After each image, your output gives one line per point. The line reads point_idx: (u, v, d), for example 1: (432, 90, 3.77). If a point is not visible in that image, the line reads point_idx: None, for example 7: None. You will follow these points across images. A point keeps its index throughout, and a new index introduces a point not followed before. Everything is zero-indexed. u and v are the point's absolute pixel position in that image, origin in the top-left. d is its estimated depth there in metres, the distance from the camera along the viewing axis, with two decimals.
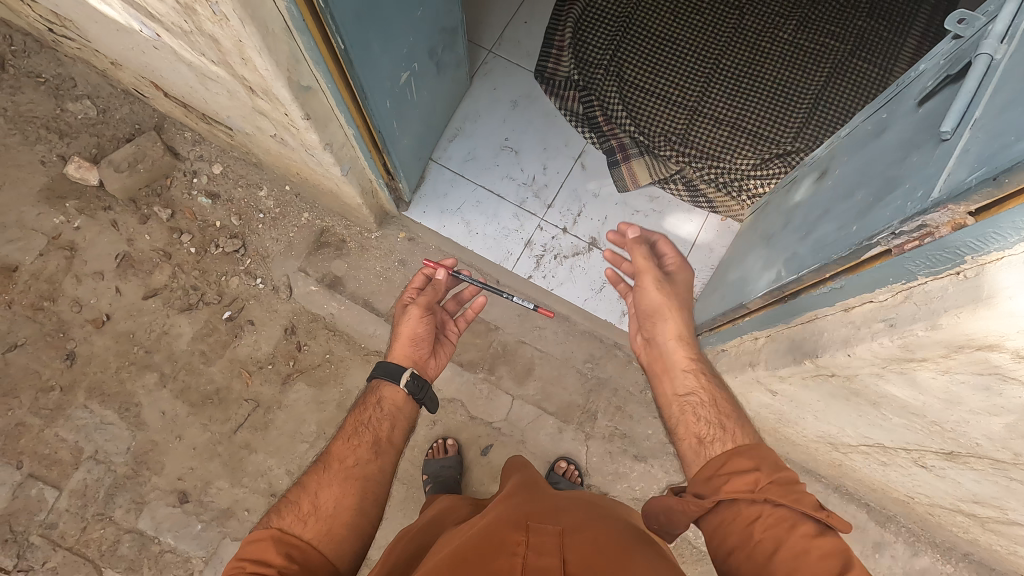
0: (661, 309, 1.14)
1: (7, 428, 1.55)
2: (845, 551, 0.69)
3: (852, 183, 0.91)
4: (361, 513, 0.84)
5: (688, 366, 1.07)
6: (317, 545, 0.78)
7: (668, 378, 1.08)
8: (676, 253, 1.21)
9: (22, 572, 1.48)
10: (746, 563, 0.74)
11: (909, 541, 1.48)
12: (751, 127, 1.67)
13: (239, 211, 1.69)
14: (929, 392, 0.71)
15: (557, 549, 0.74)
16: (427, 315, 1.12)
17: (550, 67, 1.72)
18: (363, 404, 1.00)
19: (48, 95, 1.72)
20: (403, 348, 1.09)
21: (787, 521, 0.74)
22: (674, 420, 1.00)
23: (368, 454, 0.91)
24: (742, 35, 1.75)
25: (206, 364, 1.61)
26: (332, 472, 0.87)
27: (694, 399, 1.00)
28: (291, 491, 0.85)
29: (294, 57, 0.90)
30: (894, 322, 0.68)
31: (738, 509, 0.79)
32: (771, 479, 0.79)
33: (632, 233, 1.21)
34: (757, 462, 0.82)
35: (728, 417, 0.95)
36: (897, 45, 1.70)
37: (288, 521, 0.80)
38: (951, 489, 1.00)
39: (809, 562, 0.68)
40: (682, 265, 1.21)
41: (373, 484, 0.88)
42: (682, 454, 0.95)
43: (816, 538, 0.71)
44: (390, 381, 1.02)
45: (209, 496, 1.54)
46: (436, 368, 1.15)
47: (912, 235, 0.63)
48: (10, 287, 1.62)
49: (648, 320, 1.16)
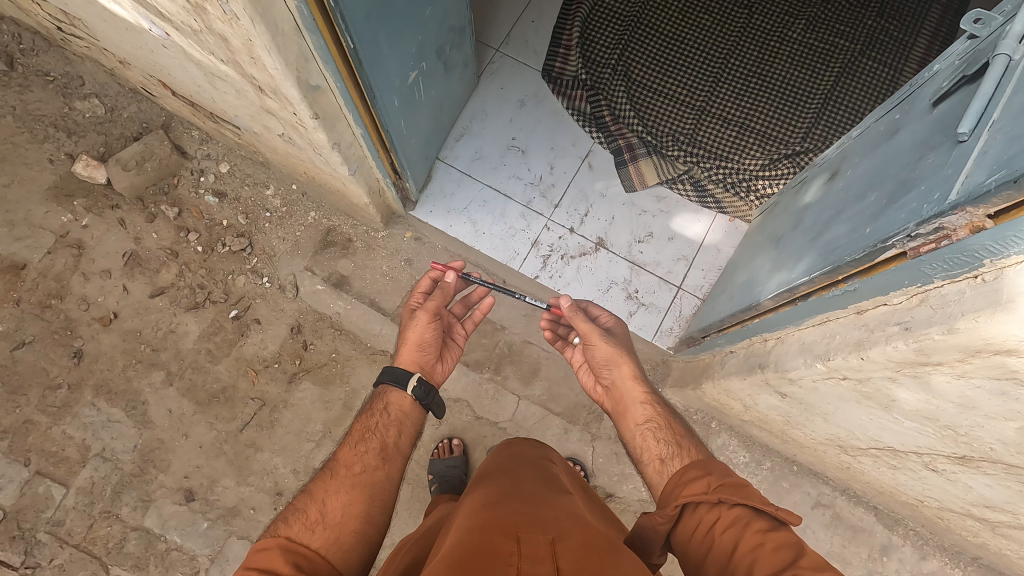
0: (613, 357, 1.11)
1: (15, 425, 1.56)
2: (797, 541, 0.73)
3: (864, 184, 0.90)
4: (368, 521, 0.84)
5: (644, 398, 1.07)
6: (324, 554, 0.78)
7: (627, 414, 1.07)
8: (608, 313, 1.22)
9: (29, 569, 1.48)
10: (711, 565, 0.77)
11: (918, 545, 1.47)
12: (759, 128, 1.66)
13: (246, 209, 1.70)
14: (943, 396, 0.70)
15: (550, 556, 0.69)
16: (435, 320, 1.11)
17: (558, 66, 1.72)
18: (369, 410, 1.00)
19: (56, 94, 1.73)
20: (410, 353, 1.08)
21: (741, 520, 0.77)
22: (638, 448, 1.02)
23: (375, 462, 0.91)
24: (751, 35, 1.74)
25: (213, 363, 1.61)
26: (339, 480, 0.87)
27: (653, 425, 1.03)
28: (299, 499, 0.84)
29: (304, 56, 0.90)
30: (909, 326, 0.68)
31: (698, 515, 0.82)
32: (720, 482, 0.83)
33: (565, 301, 1.14)
34: (707, 469, 0.87)
35: (682, 436, 1.00)
36: (907, 44, 1.69)
37: (295, 530, 0.79)
38: (962, 493, 0.99)
39: (765, 555, 0.72)
40: (618, 320, 1.20)
41: (380, 492, 0.88)
42: (648, 478, 0.97)
43: (770, 531, 0.75)
44: (398, 387, 1.02)
45: (215, 494, 1.54)
46: (443, 373, 1.15)
47: (928, 237, 0.63)
48: (18, 285, 1.62)
49: (602, 369, 1.13)
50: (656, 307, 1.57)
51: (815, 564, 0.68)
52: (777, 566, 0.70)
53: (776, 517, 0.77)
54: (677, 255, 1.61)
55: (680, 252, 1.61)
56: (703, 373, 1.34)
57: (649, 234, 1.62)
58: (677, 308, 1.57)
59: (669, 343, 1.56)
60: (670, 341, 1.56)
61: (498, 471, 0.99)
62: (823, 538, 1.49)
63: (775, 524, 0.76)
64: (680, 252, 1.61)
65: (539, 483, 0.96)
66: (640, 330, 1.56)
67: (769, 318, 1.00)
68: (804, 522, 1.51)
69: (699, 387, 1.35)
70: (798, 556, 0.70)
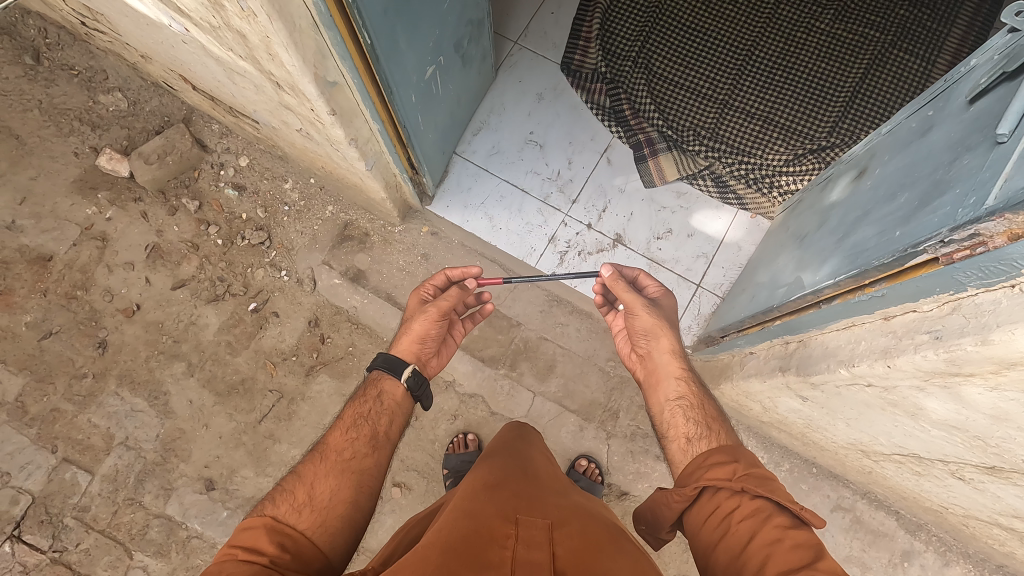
0: (654, 329, 1.08)
1: (42, 413, 1.60)
2: (816, 543, 0.71)
3: (894, 184, 0.87)
4: (355, 506, 0.84)
5: (679, 374, 1.05)
6: (310, 536, 0.78)
7: (658, 387, 1.06)
8: (659, 284, 1.17)
9: (57, 552, 1.53)
10: (722, 553, 0.76)
11: (941, 551, 1.44)
12: (784, 122, 1.62)
13: (265, 203, 1.71)
14: (974, 408, 0.68)
15: (547, 543, 0.70)
16: (441, 319, 1.10)
17: (577, 58, 1.69)
18: (363, 397, 0.99)
19: (80, 88, 1.75)
20: (409, 345, 1.08)
21: (763, 512, 0.76)
22: (665, 422, 1.01)
23: (365, 449, 0.90)
24: (777, 25, 1.70)
25: (232, 355, 1.63)
26: (329, 464, 0.87)
27: (684, 403, 1.01)
28: (287, 480, 0.84)
29: (321, 52, 0.90)
30: (940, 335, 0.65)
31: (717, 500, 0.81)
32: (746, 471, 0.82)
33: (606, 272, 1.16)
34: (735, 456, 0.86)
35: (714, 420, 0.98)
36: (942, 34, 1.63)
37: (283, 510, 0.79)
38: (989, 503, 0.96)
39: (781, 551, 0.70)
40: (667, 293, 1.16)
41: (369, 478, 0.88)
42: (671, 455, 0.97)
43: (790, 529, 0.73)
44: (391, 375, 1.01)
45: (234, 484, 1.57)
46: (436, 367, 1.15)
47: (963, 243, 0.60)
48: (45, 276, 1.66)
49: (639, 339, 1.11)
50: None
51: (833, 569, 0.66)
52: (794, 564, 0.68)
53: (799, 516, 0.75)
54: (697, 252, 1.58)
55: (700, 249, 1.58)
56: (722, 374, 1.32)
57: (668, 230, 1.60)
58: (696, 307, 1.55)
59: (687, 343, 1.53)
60: (689, 340, 1.53)
61: (502, 450, 0.99)
62: (842, 541, 1.46)
63: (797, 522, 0.75)
64: (701, 248, 1.58)
65: (542, 468, 0.96)
66: None
67: (791, 321, 0.98)
68: (823, 525, 1.48)
69: (718, 388, 1.32)
70: (816, 558, 0.68)
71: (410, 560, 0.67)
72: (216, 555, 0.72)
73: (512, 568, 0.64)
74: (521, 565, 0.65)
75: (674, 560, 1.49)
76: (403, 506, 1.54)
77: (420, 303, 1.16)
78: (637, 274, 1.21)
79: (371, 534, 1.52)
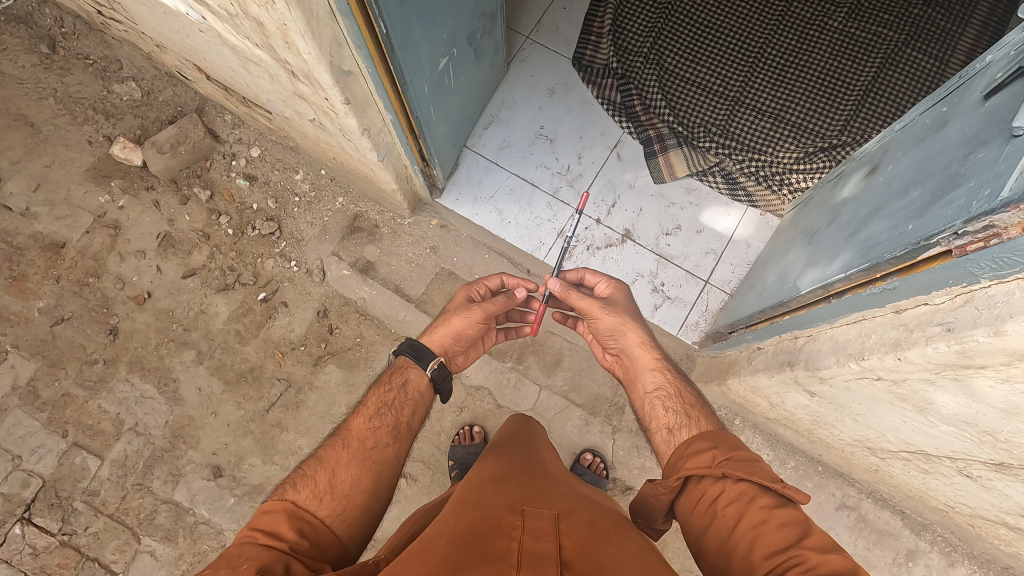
0: (617, 327, 1.09)
1: (54, 397, 1.61)
2: (803, 520, 0.73)
3: (908, 179, 0.87)
4: (374, 496, 0.85)
5: (654, 365, 1.05)
6: (328, 524, 0.79)
7: (637, 380, 1.06)
8: (605, 280, 1.18)
9: (66, 535, 1.55)
10: (712, 538, 0.77)
11: (946, 551, 1.44)
12: (795, 120, 1.62)
13: (276, 194, 1.72)
14: (982, 400, 0.68)
15: (552, 533, 0.70)
16: (481, 319, 1.11)
17: (588, 54, 1.69)
18: (387, 382, 0.99)
19: (95, 77, 1.77)
20: (443, 336, 1.08)
21: (747, 495, 0.76)
22: (647, 416, 1.01)
23: (386, 439, 0.91)
24: (790, 23, 1.70)
25: (241, 344, 1.64)
26: (351, 451, 0.87)
27: (663, 394, 1.01)
28: (308, 464, 0.85)
29: (337, 41, 0.90)
30: (951, 327, 0.66)
31: (702, 488, 0.81)
32: (726, 456, 0.82)
33: (554, 284, 1.10)
34: (715, 442, 0.85)
35: (693, 405, 0.98)
36: (956, 34, 1.62)
37: (303, 496, 0.80)
38: (996, 501, 0.96)
39: (767, 533, 0.71)
40: (615, 285, 1.16)
41: (388, 469, 0.88)
42: (656, 447, 0.96)
43: (776, 509, 0.74)
44: (417, 364, 1.02)
45: (242, 471, 1.58)
46: (460, 365, 1.14)
47: (976, 235, 0.60)
48: (58, 262, 1.68)
49: (608, 340, 1.11)
50: (681, 300, 1.55)
51: (820, 545, 0.68)
52: (781, 545, 0.70)
53: (783, 495, 0.76)
54: (705, 249, 1.58)
55: (709, 245, 1.58)
56: (728, 369, 1.32)
57: (676, 226, 1.60)
58: (703, 303, 1.55)
59: (694, 338, 1.54)
60: (696, 336, 1.53)
61: (508, 441, 0.98)
62: (847, 540, 1.46)
63: (782, 501, 0.76)
64: (709, 245, 1.58)
65: (549, 461, 0.96)
66: (665, 323, 1.55)
67: (800, 316, 0.98)
68: (827, 523, 1.48)
69: (724, 383, 1.32)
70: (802, 536, 0.70)
71: (417, 549, 0.68)
72: (238, 537, 0.74)
73: (519, 559, 0.65)
74: (528, 556, 0.65)
75: (678, 555, 1.49)
76: (409, 497, 1.55)
77: (466, 297, 1.17)
78: (581, 275, 1.21)
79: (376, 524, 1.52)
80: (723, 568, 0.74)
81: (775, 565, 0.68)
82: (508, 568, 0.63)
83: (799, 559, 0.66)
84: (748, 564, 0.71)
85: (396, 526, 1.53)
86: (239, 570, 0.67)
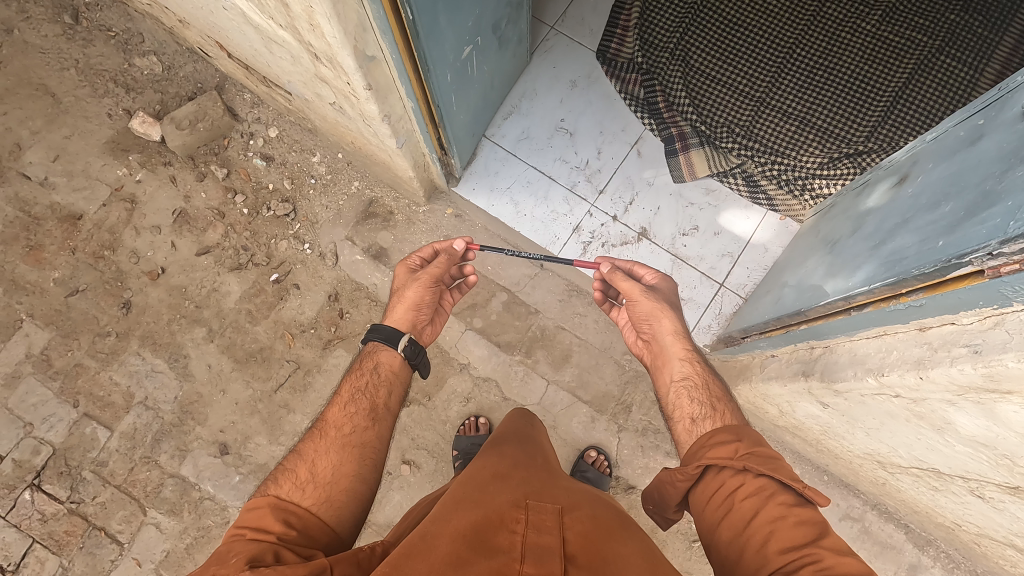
0: (655, 312, 1.07)
1: (66, 367, 1.63)
2: (821, 521, 0.72)
3: (939, 192, 0.85)
4: (359, 479, 0.85)
5: (684, 355, 1.04)
6: (315, 512, 0.79)
7: (664, 368, 1.05)
8: (654, 270, 1.16)
9: (74, 503, 1.57)
10: (726, 530, 0.76)
11: (948, 568, 1.43)
12: (820, 124, 1.59)
13: (292, 174, 1.72)
14: (1004, 424, 0.66)
15: (557, 526, 0.70)
16: (433, 287, 1.13)
17: (613, 47, 1.67)
18: (359, 369, 1.01)
19: (117, 49, 1.77)
20: (404, 312, 1.10)
21: (767, 490, 0.76)
22: (671, 404, 1.00)
23: (364, 422, 0.91)
24: (820, 23, 1.66)
25: (252, 324, 1.65)
26: (328, 440, 0.88)
27: (689, 384, 1.00)
28: (288, 459, 0.86)
29: (362, 25, 0.89)
30: (979, 349, 0.64)
31: (721, 478, 0.81)
32: (750, 450, 0.81)
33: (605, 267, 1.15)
34: (739, 435, 0.84)
35: (719, 399, 0.97)
36: (993, 42, 1.57)
37: (285, 490, 0.80)
38: (1007, 523, 0.94)
39: (786, 527, 0.71)
40: (664, 276, 1.15)
41: (371, 451, 0.89)
42: (676, 436, 0.96)
43: (795, 506, 0.73)
44: (388, 346, 1.03)
45: (248, 450, 1.59)
46: (430, 335, 1.17)
47: (1012, 256, 0.59)
48: (74, 234, 1.68)
49: (644, 325, 1.10)
50: (695, 301, 1.53)
51: (838, 546, 0.67)
52: (797, 542, 0.69)
53: (803, 495, 0.76)
54: (721, 251, 1.56)
55: (725, 248, 1.56)
56: (740, 374, 1.31)
57: (694, 227, 1.57)
58: (717, 306, 1.53)
59: (706, 342, 1.52)
60: (708, 339, 1.52)
61: (513, 436, 0.98)
62: None
63: (801, 501, 0.75)
64: (725, 247, 1.56)
65: (552, 459, 0.96)
66: None
67: (818, 326, 0.96)
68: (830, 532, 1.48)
69: (736, 387, 1.32)
70: (820, 535, 0.69)
71: (418, 545, 0.67)
72: (224, 537, 0.73)
73: (522, 552, 0.65)
74: (531, 548, 0.65)
75: (677, 556, 1.49)
76: (411, 484, 1.55)
77: (409, 272, 1.18)
78: (633, 264, 1.19)
79: (378, 509, 1.53)
80: (733, 560, 0.73)
81: (787, 561, 0.67)
82: (511, 561, 0.63)
83: (815, 557, 0.65)
84: (760, 558, 0.70)
85: (398, 512, 1.53)
86: (227, 564, 0.66)
